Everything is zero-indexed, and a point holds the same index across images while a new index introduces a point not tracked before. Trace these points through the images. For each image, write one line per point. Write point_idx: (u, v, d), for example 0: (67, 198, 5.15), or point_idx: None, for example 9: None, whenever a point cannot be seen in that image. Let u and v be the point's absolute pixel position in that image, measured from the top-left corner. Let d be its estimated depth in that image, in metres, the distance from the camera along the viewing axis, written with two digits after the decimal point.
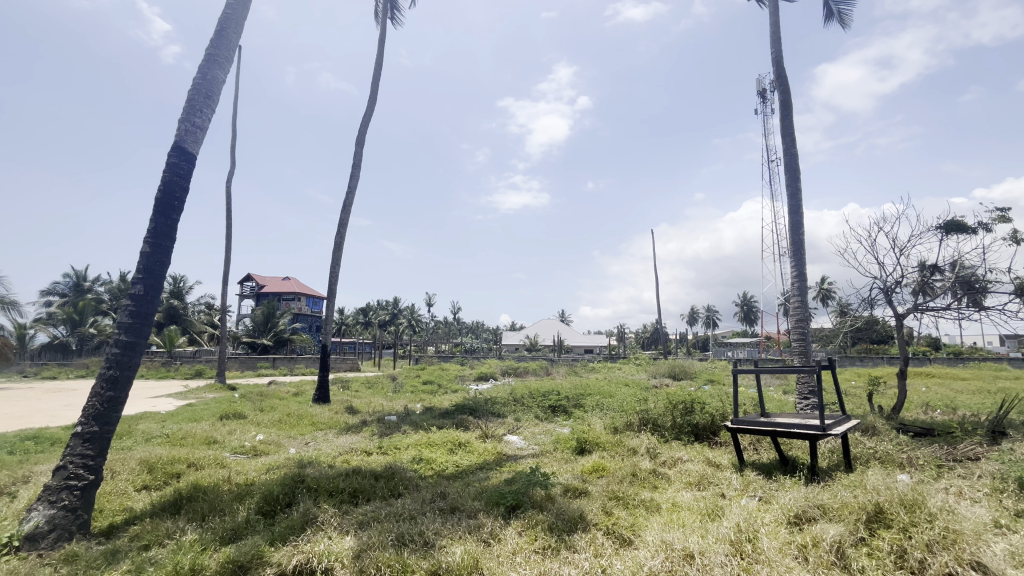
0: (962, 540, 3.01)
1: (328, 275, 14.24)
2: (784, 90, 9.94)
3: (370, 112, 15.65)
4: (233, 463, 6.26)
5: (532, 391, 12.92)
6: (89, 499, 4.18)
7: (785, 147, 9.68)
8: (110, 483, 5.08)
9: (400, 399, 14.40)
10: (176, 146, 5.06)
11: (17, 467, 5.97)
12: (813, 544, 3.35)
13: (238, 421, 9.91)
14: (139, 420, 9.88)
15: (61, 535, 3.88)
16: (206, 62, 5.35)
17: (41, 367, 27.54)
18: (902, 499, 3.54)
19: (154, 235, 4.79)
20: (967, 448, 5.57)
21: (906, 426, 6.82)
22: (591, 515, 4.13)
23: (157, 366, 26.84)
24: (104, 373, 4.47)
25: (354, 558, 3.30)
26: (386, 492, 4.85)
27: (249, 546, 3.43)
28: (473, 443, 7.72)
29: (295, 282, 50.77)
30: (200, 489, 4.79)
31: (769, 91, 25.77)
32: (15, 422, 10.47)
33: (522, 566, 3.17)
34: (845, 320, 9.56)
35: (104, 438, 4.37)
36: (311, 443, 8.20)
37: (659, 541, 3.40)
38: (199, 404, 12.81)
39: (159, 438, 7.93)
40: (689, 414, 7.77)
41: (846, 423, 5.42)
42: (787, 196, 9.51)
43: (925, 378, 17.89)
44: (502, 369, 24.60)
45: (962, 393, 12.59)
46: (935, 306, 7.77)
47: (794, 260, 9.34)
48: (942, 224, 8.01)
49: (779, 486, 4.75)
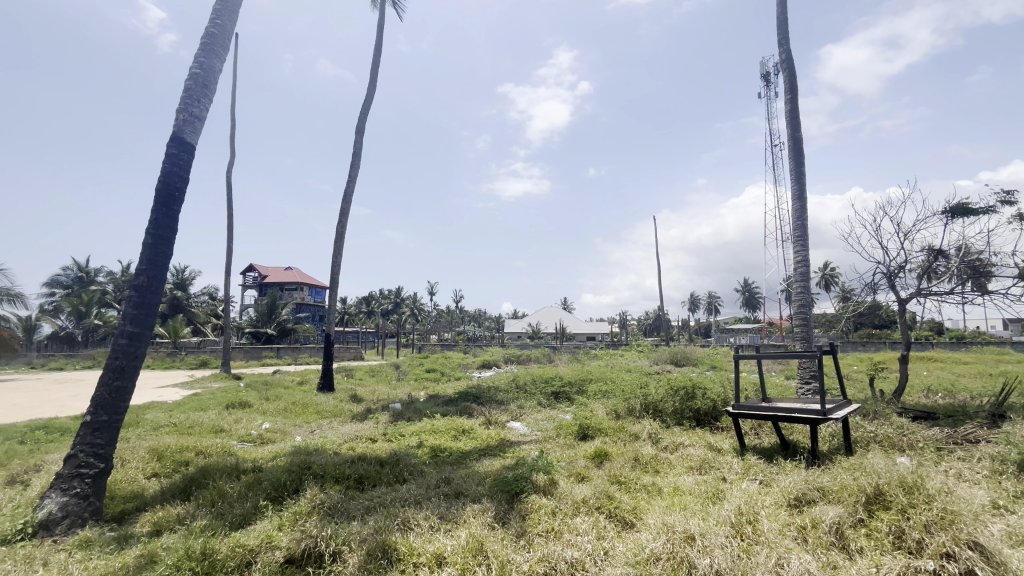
0: (959, 521, 3.02)
1: (331, 264, 14.32)
2: (790, 73, 9.82)
3: (370, 100, 15.55)
4: (240, 450, 6.34)
5: (535, 378, 13.04)
6: (101, 486, 4.26)
7: (788, 130, 9.60)
8: (119, 471, 5.15)
9: (404, 387, 14.58)
10: (174, 137, 5.04)
11: (29, 456, 6.07)
12: (812, 525, 3.42)
13: (244, 410, 10.03)
14: (146, 410, 9.93)
15: (75, 522, 3.96)
16: (202, 51, 5.31)
17: (49, 358, 27.81)
18: (901, 481, 3.58)
19: (155, 226, 4.81)
20: (967, 432, 5.61)
21: (908, 410, 6.87)
22: (593, 498, 4.19)
23: (163, 357, 27.07)
24: (111, 363, 4.52)
25: (361, 542, 3.36)
26: (392, 478, 4.92)
27: (259, 531, 3.50)
28: (477, 430, 7.78)
29: (297, 272, 50.76)
30: (209, 475, 4.89)
31: (774, 73, 25.54)
32: (24, 413, 10.62)
33: (524, 549, 3.24)
34: (849, 305, 9.53)
35: (113, 427, 4.43)
36: (317, 431, 8.33)
37: (661, 524, 3.45)
38: (205, 394, 12.96)
39: (167, 427, 8.02)
40: (690, 399, 7.86)
41: (848, 407, 5.46)
42: (791, 181, 9.45)
43: (924, 362, 18.06)
44: (505, 356, 24.81)
45: (963, 377, 12.69)
46: (938, 290, 7.75)
47: (798, 245, 9.29)
48: (947, 207, 7.93)
49: (779, 470, 4.80)
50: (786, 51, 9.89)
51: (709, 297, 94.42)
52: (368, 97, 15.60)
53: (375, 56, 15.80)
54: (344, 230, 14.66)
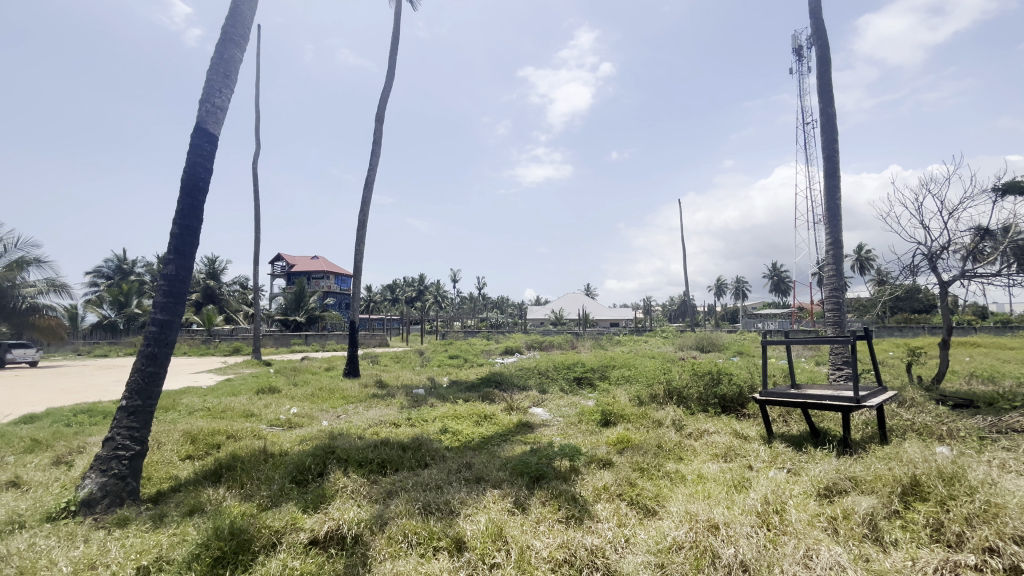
0: (1005, 514, 2.84)
1: (353, 252, 14.53)
2: (823, 46, 9.31)
3: (389, 87, 15.54)
4: (269, 435, 6.51)
5: (557, 364, 13.01)
6: (137, 467, 4.42)
7: (820, 106, 9.14)
8: (156, 454, 5.38)
9: (427, 372, 14.79)
10: (198, 128, 5.11)
11: (73, 438, 6.39)
12: (843, 516, 3.30)
13: (274, 396, 10.35)
14: (182, 395, 10.40)
15: (113, 501, 4.14)
16: (222, 41, 5.33)
17: (95, 345, 29.34)
18: (940, 472, 3.41)
19: (182, 216, 4.90)
20: (1012, 420, 5.31)
21: (947, 397, 6.58)
22: (615, 486, 4.13)
23: (198, 344, 28.23)
24: (143, 350, 4.66)
25: (382, 526, 3.42)
26: (414, 463, 4.98)
27: (284, 513, 3.57)
28: (498, 415, 7.84)
29: (324, 261, 51.92)
30: (238, 458, 5.03)
31: (806, 47, 24.43)
32: (70, 397, 11.20)
33: (544, 535, 3.21)
34: (885, 289, 9.14)
35: (147, 411, 4.58)
36: (342, 416, 8.49)
37: (683, 513, 3.39)
38: (238, 379, 13.41)
39: (201, 411, 8.31)
40: (715, 385, 7.71)
41: (883, 394, 5.22)
42: (823, 159, 9.04)
43: (967, 347, 17.20)
44: (528, 343, 24.84)
45: (1010, 363, 11.99)
46: (983, 272, 7.33)
47: (830, 226, 8.90)
48: (997, 184, 7.44)
49: (808, 458, 4.65)
50: (819, 22, 9.38)
51: (736, 281, 92.12)
52: (387, 85, 15.59)
53: (393, 43, 15.73)
54: (365, 218, 14.81)
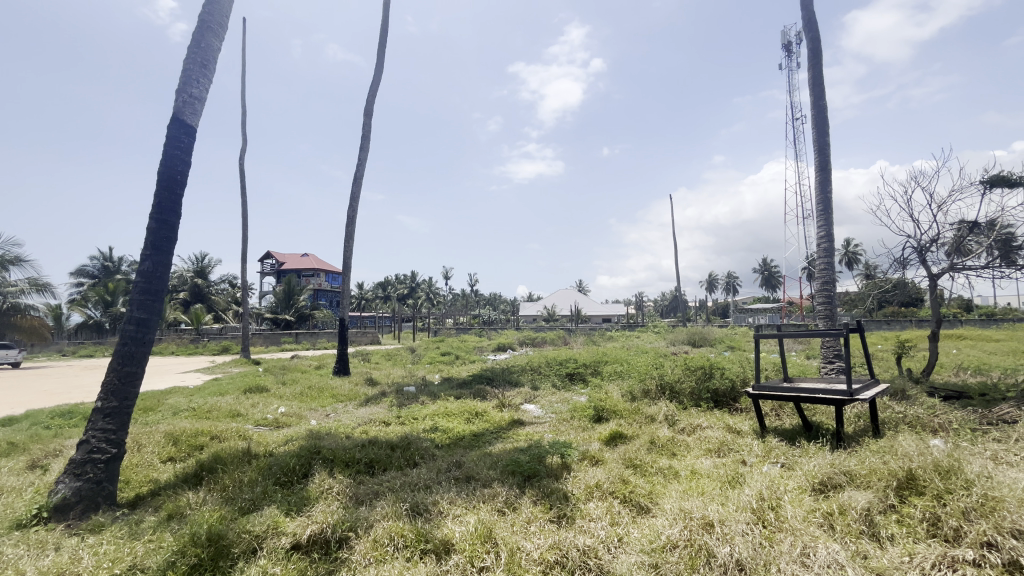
0: (1002, 508, 2.80)
1: (342, 249, 14.33)
2: (814, 39, 9.27)
3: (377, 81, 15.32)
4: (255, 435, 6.36)
5: (549, 360, 12.91)
6: (113, 471, 4.27)
7: (811, 99, 9.13)
8: (136, 456, 5.22)
9: (418, 370, 14.65)
10: (175, 119, 4.93)
11: (49, 441, 6.18)
12: (839, 512, 3.24)
13: (261, 395, 10.14)
14: (167, 395, 10.17)
15: (88, 506, 3.98)
16: (200, 29, 5.15)
17: (79, 346, 28.73)
18: (936, 465, 3.37)
19: (159, 210, 4.73)
20: (1002, 411, 5.31)
21: (938, 389, 6.59)
22: (608, 483, 4.03)
23: (186, 343, 27.79)
24: (120, 350, 4.49)
25: (367, 529, 3.31)
26: (402, 462, 4.86)
27: (265, 517, 3.45)
28: (490, 412, 7.75)
29: (314, 258, 51.40)
30: (221, 460, 4.88)
31: (796, 43, 24.55)
32: (51, 399, 10.92)
33: (535, 536, 3.12)
34: (874, 282, 9.16)
35: (124, 413, 4.42)
36: (331, 415, 8.33)
37: (678, 510, 3.31)
38: (225, 379, 13.19)
39: (185, 411, 8.14)
40: (708, 380, 7.67)
41: (875, 387, 5.20)
42: (814, 152, 9.02)
43: (954, 339, 17.42)
44: (521, 339, 24.74)
45: (997, 355, 12.10)
46: (971, 265, 7.34)
47: (821, 220, 8.89)
48: (985, 178, 7.46)
49: (802, 453, 4.60)
50: (810, 15, 9.35)
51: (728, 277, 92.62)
52: (376, 80, 15.36)
53: (382, 37, 15.50)
54: (354, 214, 14.60)
